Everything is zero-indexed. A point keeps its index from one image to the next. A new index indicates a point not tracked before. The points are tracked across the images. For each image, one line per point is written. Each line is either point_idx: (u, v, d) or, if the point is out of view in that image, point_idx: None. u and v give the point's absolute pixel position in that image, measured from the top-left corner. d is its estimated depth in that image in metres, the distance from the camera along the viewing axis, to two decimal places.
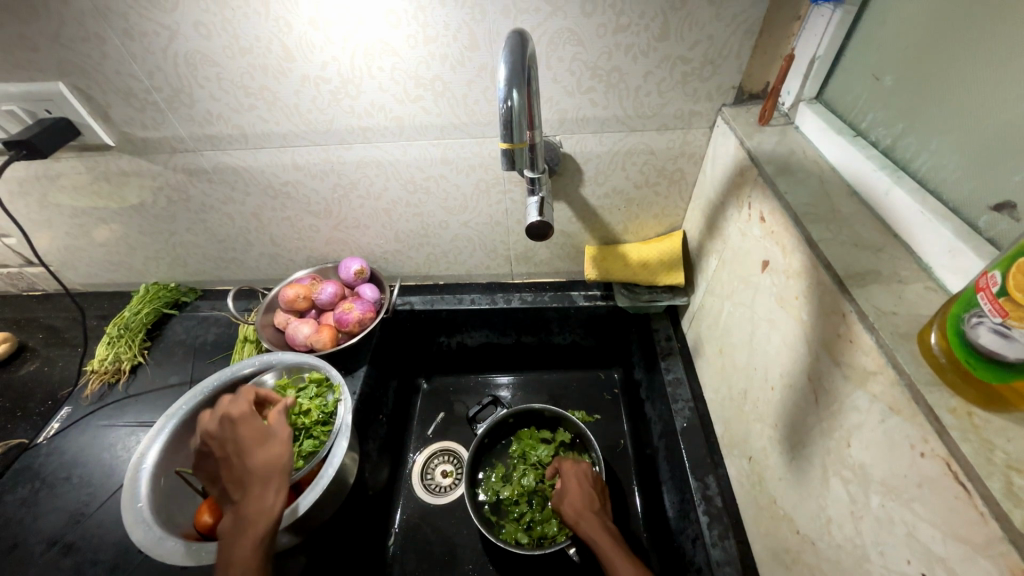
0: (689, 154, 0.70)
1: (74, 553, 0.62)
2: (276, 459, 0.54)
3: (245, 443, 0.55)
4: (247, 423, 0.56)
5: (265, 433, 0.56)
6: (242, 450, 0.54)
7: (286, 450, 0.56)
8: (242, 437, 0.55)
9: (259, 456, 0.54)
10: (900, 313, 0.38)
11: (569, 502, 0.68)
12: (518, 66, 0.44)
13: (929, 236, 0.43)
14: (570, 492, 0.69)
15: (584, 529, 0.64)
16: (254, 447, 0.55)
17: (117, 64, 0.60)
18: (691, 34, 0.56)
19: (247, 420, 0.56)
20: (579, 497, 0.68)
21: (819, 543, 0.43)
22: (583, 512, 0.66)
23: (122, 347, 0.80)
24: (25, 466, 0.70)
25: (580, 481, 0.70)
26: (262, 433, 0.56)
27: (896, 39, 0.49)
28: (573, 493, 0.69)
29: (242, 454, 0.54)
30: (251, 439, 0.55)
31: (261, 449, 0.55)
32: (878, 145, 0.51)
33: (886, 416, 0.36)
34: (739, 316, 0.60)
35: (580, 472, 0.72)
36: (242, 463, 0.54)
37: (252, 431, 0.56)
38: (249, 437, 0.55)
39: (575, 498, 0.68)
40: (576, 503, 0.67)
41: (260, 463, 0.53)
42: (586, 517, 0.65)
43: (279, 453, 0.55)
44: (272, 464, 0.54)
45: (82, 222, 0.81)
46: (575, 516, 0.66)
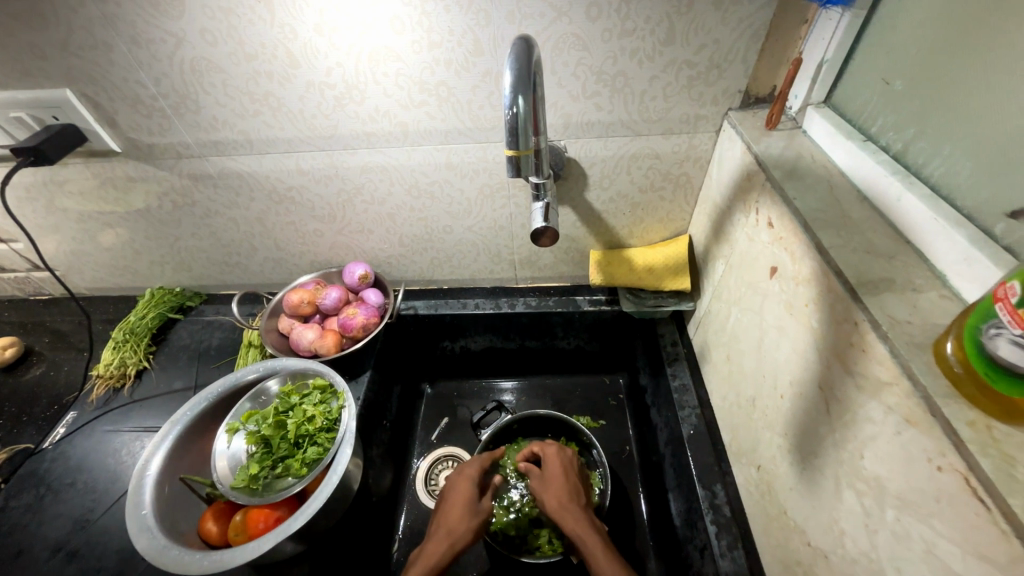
0: (695, 158, 0.69)
1: (79, 560, 0.61)
2: (458, 527, 0.61)
3: (457, 497, 0.66)
4: (467, 486, 0.67)
5: (476, 502, 0.65)
6: (448, 506, 0.65)
7: (472, 525, 0.62)
8: (460, 490, 0.66)
9: (457, 514, 0.63)
10: (915, 322, 0.37)
11: (554, 498, 0.65)
12: (523, 72, 0.43)
13: (944, 244, 0.42)
14: (552, 481, 0.67)
15: (570, 524, 0.61)
16: (463, 504, 0.64)
17: (123, 71, 0.60)
18: (698, 39, 0.56)
19: (468, 485, 0.67)
20: (559, 490, 0.66)
21: (832, 556, 0.42)
22: (564, 506, 0.64)
23: (128, 352, 0.80)
24: (30, 471, 0.70)
25: (560, 471, 0.68)
26: (472, 502, 0.65)
27: (907, 42, 0.49)
28: (553, 485, 0.67)
29: (455, 505, 0.64)
30: (465, 496, 0.66)
31: (467, 509, 0.64)
32: (889, 150, 0.51)
33: (902, 428, 0.35)
34: (746, 322, 0.59)
35: (563, 468, 0.69)
36: (439, 521, 0.63)
37: (465, 496, 0.65)
38: (462, 495, 0.66)
39: (560, 492, 0.66)
40: (559, 496, 0.65)
41: (469, 505, 0.64)
42: (569, 512, 0.63)
43: (469, 521, 0.62)
44: (469, 527, 0.61)
45: (88, 227, 0.81)
46: (564, 509, 0.63)
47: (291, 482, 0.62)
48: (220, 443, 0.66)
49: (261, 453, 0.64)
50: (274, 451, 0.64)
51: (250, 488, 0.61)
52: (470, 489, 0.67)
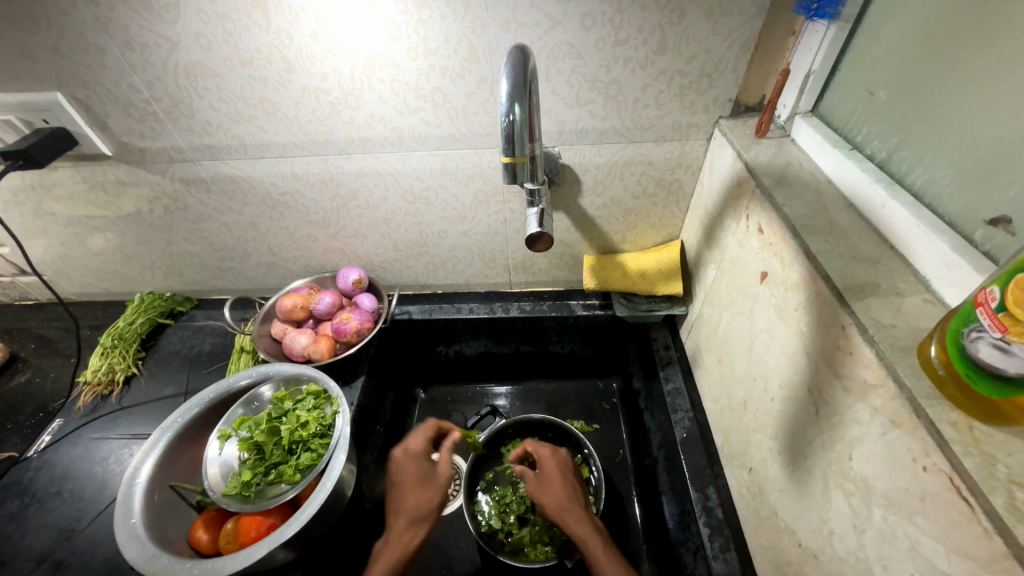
0: (686, 165, 0.70)
1: (64, 570, 0.60)
2: (422, 507, 0.60)
3: (408, 478, 0.63)
4: (419, 464, 0.64)
5: (431, 476, 0.63)
6: (404, 490, 0.62)
7: (434, 499, 0.61)
8: (409, 472, 0.63)
9: (416, 494, 0.61)
10: (900, 326, 0.38)
11: (557, 501, 0.64)
12: (519, 81, 0.44)
13: (927, 249, 0.43)
14: (552, 484, 0.67)
15: (570, 525, 0.61)
16: (416, 483, 0.62)
17: (116, 75, 0.60)
18: (689, 49, 0.57)
19: (414, 463, 0.64)
20: (558, 490, 0.66)
21: (821, 556, 0.43)
22: (564, 507, 0.63)
23: (116, 358, 0.79)
24: (14, 480, 0.68)
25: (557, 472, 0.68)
26: (428, 476, 0.63)
27: (890, 54, 0.50)
28: (552, 486, 0.66)
29: (409, 485, 0.62)
30: (416, 475, 0.63)
31: (426, 488, 0.62)
32: (873, 158, 0.52)
33: (888, 429, 0.36)
34: (738, 326, 0.60)
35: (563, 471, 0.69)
36: (398, 503, 0.61)
37: (416, 475, 0.63)
38: (412, 476, 0.63)
39: (560, 493, 0.65)
40: (560, 497, 0.65)
41: (426, 482, 0.63)
42: (571, 513, 0.63)
43: (431, 497, 0.61)
44: (432, 502, 0.61)
45: (77, 231, 0.80)
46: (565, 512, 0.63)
47: (284, 489, 0.62)
48: (211, 450, 0.65)
49: (253, 460, 0.63)
50: (266, 457, 0.63)
51: (243, 495, 0.61)
52: (422, 467, 0.64)
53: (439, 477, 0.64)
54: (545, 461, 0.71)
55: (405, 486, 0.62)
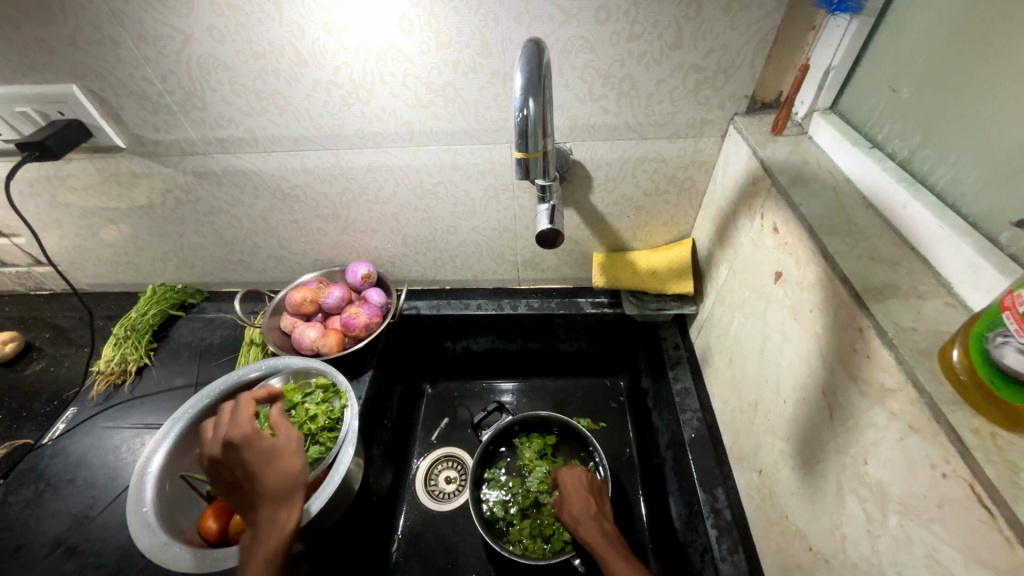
0: (700, 162, 0.69)
1: (77, 556, 0.61)
2: (291, 479, 0.53)
3: (253, 464, 0.53)
4: (262, 442, 0.54)
5: (275, 449, 0.54)
6: (254, 474, 0.52)
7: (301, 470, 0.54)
8: (249, 459, 0.53)
9: (273, 475, 0.53)
10: (920, 329, 0.38)
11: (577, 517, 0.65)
12: (534, 76, 0.43)
13: (949, 251, 0.42)
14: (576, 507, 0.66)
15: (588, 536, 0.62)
16: (263, 467, 0.53)
17: (131, 67, 0.60)
18: (705, 43, 0.56)
19: (248, 451, 0.53)
20: (573, 506, 0.67)
21: (833, 561, 0.43)
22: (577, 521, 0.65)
23: (129, 349, 0.80)
24: (29, 467, 0.69)
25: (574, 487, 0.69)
26: (271, 451, 0.54)
27: (914, 50, 0.49)
28: (568, 502, 0.67)
29: (261, 474, 0.52)
30: (260, 457, 0.53)
31: (279, 466, 0.53)
32: (895, 157, 0.51)
33: (906, 434, 0.35)
34: (750, 326, 0.59)
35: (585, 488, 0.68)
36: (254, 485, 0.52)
37: (262, 453, 0.53)
38: (258, 459, 0.53)
39: (576, 506, 0.66)
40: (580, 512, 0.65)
41: (281, 460, 0.54)
42: (587, 524, 0.63)
43: (292, 469, 0.54)
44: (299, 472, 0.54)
45: (91, 223, 0.81)
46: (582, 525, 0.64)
47: None
48: None
49: None
50: None
51: None
52: (266, 450, 0.54)
53: (292, 432, 0.57)
54: (570, 484, 0.69)
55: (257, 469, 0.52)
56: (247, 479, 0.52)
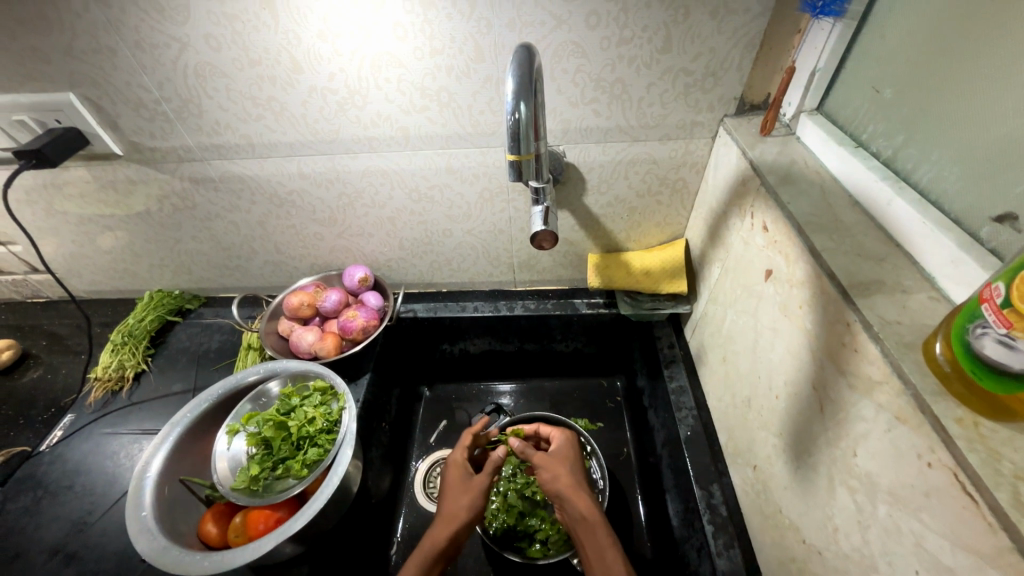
0: (691, 163, 0.70)
1: (77, 563, 0.61)
2: (470, 510, 0.62)
3: (463, 489, 0.65)
4: (479, 479, 0.65)
5: (469, 482, 0.66)
6: (460, 495, 0.64)
7: (467, 510, 0.62)
8: (464, 485, 0.65)
9: (454, 500, 0.63)
10: (905, 323, 0.38)
11: (567, 484, 0.64)
12: (525, 78, 0.44)
13: (933, 247, 0.43)
14: (566, 468, 0.67)
15: (580, 504, 0.62)
16: (455, 490, 0.64)
17: (127, 75, 0.61)
18: (693, 47, 0.57)
19: (458, 471, 0.67)
20: (571, 470, 0.67)
21: (826, 553, 0.43)
22: (575, 485, 0.65)
23: (126, 355, 0.80)
24: (27, 474, 0.69)
25: (569, 449, 0.70)
26: (466, 483, 0.65)
27: (897, 50, 0.50)
28: (564, 465, 0.68)
29: (450, 493, 0.65)
30: (457, 483, 0.66)
31: (460, 494, 0.64)
32: (879, 156, 0.52)
33: (893, 425, 0.36)
34: (742, 324, 0.60)
35: (573, 461, 0.69)
36: (451, 499, 0.63)
37: (472, 486, 0.65)
38: (469, 488, 0.64)
39: (566, 475, 0.66)
40: (571, 480, 0.65)
41: (465, 491, 0.64)
42: (579, 494, 0.63)
43: (474, 504, 0.63)
44: (468, 507, 0.62)
45: (87, 229, 0.81)
46: (572, 489, 0.64)
47: (291, 483, 0.62)
48: (219, 444, 0.66)
49: (261, 454, 0.64)
50: (274, 452, 0.64)
51: (251, 489, 0.61)
52: (465, 478, 0.66)
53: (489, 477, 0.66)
54: (564, 455, 0.70)
55: (460, 491, 0.64)
56: (451, 493, 0.64)
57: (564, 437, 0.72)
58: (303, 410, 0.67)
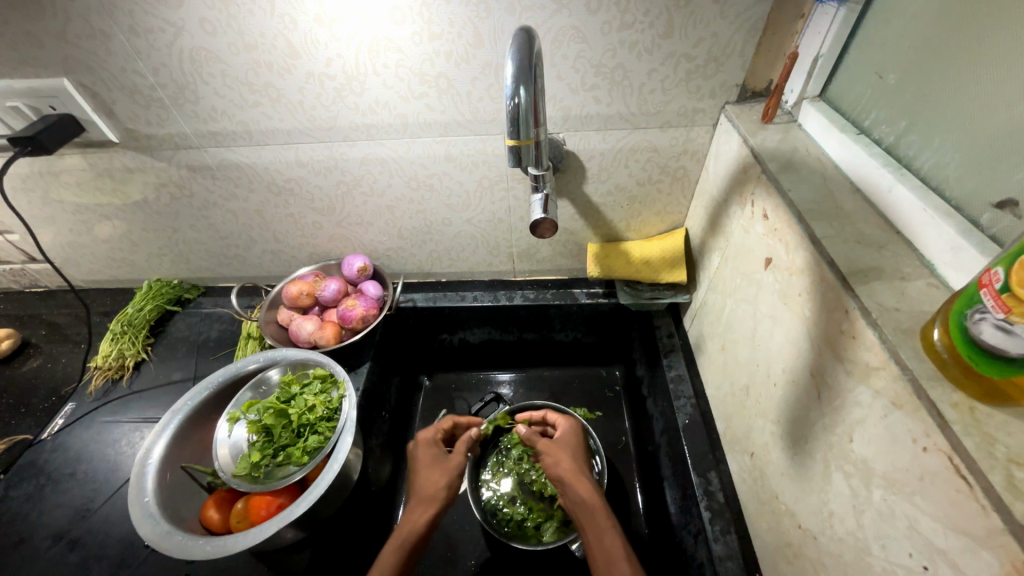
0: (692, 152, 0.70)
1: (81, 548, 0.62)
2: (447, 491, 0.63)
3: (437, 470, 0.65)
4: (454, 460, 0.67)
5: (444, 461, 0.67)
6: (436, 475, 0.65)
7: (445, 489, 0.63)
8: (436, 466, 0.66)
9: (431, 479, 0.64)
10: (903, 310, 0.39)
11: (568, 469, 0.65)
12: (526, 63, 0.44)
13: (932, 233, 0.43)
14: (569, 454, 0.68)
15: (580, 489, 0.63)
16: (432, 470, 0.65)
17: (122, 60, 0.60)
18: (696, 32, 0.57)
19: (430, 450, 0.68)
20: (573, 457, 0.68)
21: (820, 537, 0.44)
22: (576, 470, 0.66)
23: (126, 344, 0.80)
24: (30, 462, 0.70)
25: (573, 436, 0.71)
26: (441, 462, 0.67)
27: (901, 35, 0.49)
28: (567, 451, 0.69)
29: (425, 472, 0.65)
30: (432, 464, 0.66)
31: (436, 473, 0.65)
32: (881, 142, 0.52)
33: (889, 411, 0.36)
34: (741, 313, 0.60)
35: (575, 447, 0.70)
36: (428, 481, 0.64)
37: (447, 467, 0.66)
38: (443, 470, 0.66)
39: (568, 461, 0.67)
40: (573, 466, 0.66)
41: (441, 472, 0.65)
42: (580, 479, 0.64)
43: (450, 484, 0.64)
44: (447, 487, 0.64)
45: (85, 218, 0.81)
46: (572, 474, 0.65)
47: (291, 470, 0.63)
48: (221, 432, 0.66)
49: (262, 442, 0.64)
50: (275, 439, 0.64)
51: (251, 475, 0.62)
52: (440, 458, 0.68)
53: (462, 458, 0.68)
54: (567, 441, 0.71)
55: (436, 471, 0.65)
56: (424, 476, 0.65)
57: (568, 425, 0.74)
58: (307, 398, 0.67)
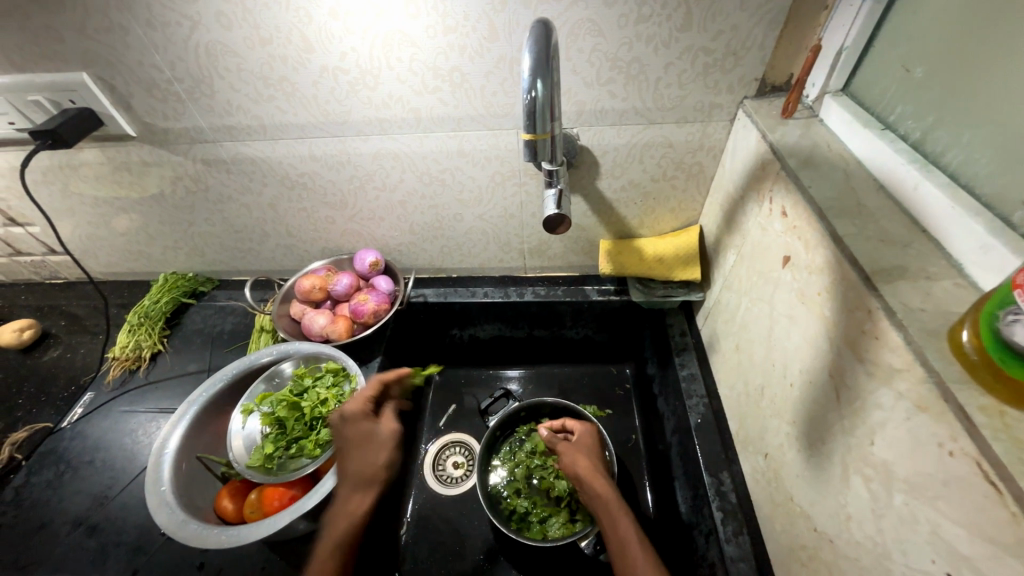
0: (708, 147, 0.69)
1: (99, 534, 0.63)
2: (382, 470, 0.59)
3: (367, 448, 0.60)
4: (385, 435, 0.62)
5: (375, 436, 0.61)
6: (368, 454, 0.59)
7: (386, 467, 0.59)
8: (364, 442, 0.60)
9: (372, 458, 0.59)
10: (929, 310, 0.37)
11: (586, 468, 0.65)
12: (543, 57, 0.43)
13: (960, 232, 0.42)
14: (587, 454, 0.68)
15: (598, 488, 0.63)
16: (365, 449, 0.59)
17: (140, 54, 0.60)
18: (715, 25, 0.55)
19: (359, 425, 0.61)
20: (591, 458, 0.68)
21: (837, 540, 0.43)
22: (594, 470, 0.65)
23: (142, 336, 0.82)
24: (50, 449, 0.72)
25: (590, 437, 0.71)
26: (372, 438, 0.61)
27: (930, 27, 0.48)
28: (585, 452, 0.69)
29: (358, 453, 0.59)
30: (363, 441, 0.60)
31: (371, 452, 0.60)
32: (907, 138, 0.50)
33: (913, 414, 0.35)
34: (756, 312, 0.59)
35: (592, 448, 0.70)
36: (359, 463, 0.58)
37: (375, 443, 0.60)
38: (372, 446, 0.60)
39: (586, 460, 0.67)
40: (591, 466, 0.66)
41: (374, 451, 0.60)
42: (598, 479, 0.64)
43: (384, 461, 0.60)
44: (384, 467, 0.59)
45: (103, 211, 0.82)
46: (590, 473, 0.65)
47: (304, 462, 0.64)
48: (235, 423, 0.67)
49: (275, 434, 0.65)
50: (288, 432, 0.65)
51: (265, 467, 0.63)
52: (377, 432, 0.62)
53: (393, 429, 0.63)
54: (584, 442, 0.71)
55: (366, 449, 0.60)
56: (351, 457, 0.59)
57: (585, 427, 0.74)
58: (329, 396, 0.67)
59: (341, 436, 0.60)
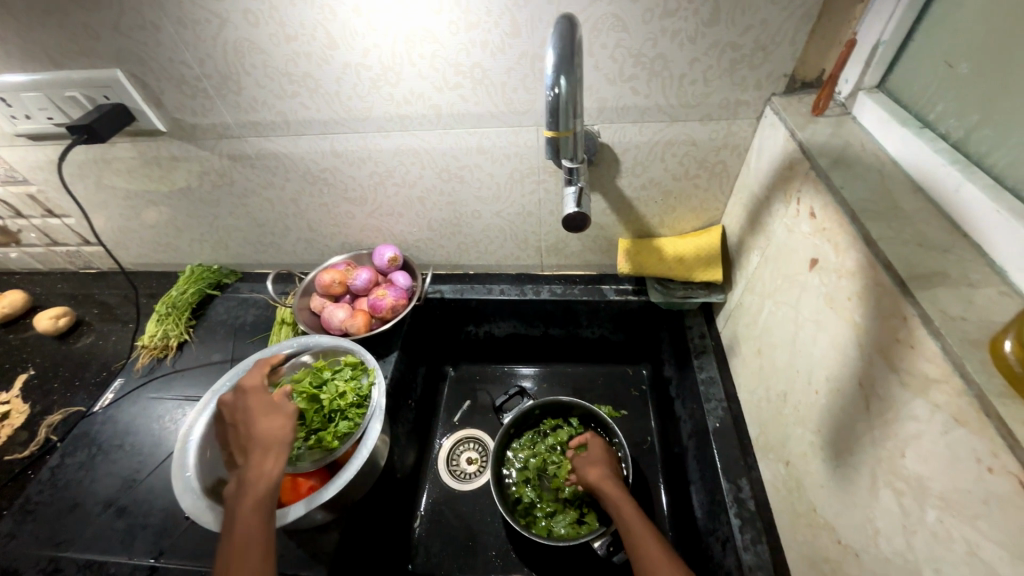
0: (733, 146, 0.67)
1: (127, 516, 0.66)
2: (286, 431, 0.55)
3: (264, 415, 0.56)
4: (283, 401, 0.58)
5: (274, 403, 0.58)
6: (267, 420, 0.55)
7: (292, 428, 0.55)
8: (261, 411, 0.57)
9: (275, 421, 0.55)
10: (971, 319, 0.36)
11: (596, 476, 0.67)
12: (567, 52, 0.42)
13: (1006, 237, 0.39)
14: (597, 462, 0.70)
15: (608, 492, 0.64)
16: (263, 416, 0.56)
17: (170, 51, 0.62)
18: (745, 19, 0.54)
19: (260, 398, 0.59)
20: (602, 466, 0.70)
21: (863, 554, 0.42)
22: (606, 478, 0.67)
23: (170, 326, 0.84)
24: (83, 432, 0.75)
25: (601, 446, 0.73)
26: (272, 406, 0.57)
27: (976, 19, 0.45)
28: (595, 460, 0.70)
29: (258, 421, 0.55)
30: (261, 411, 0.57)
31: (273, 416, 0.56)
32: (948, 137, 0.48)
33: (950, 427, 0.34)
34: (781, 316, 0.58)
35: (602, 455, 0.72)
36: (258, 429, 0.55)
37: (274, 408, 0.57)
38: (272, 412, 0.57)
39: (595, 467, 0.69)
40: (601, 472, 0.68)
41: (273, 416, 0.56)
42: (608, 484, 0.66)
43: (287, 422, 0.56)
44: (286, 428, 0.55)
45: (134, 204, 0.85)
46: (600, 480, 0.66)
47: (321, 454, 0.64)
48: None
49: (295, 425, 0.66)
50: (307, 423, 0.66)
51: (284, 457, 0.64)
52: (279, 400, 0.58)
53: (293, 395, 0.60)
54: (593, 449, 0.73)
55: (264, 415, 0.56)
56: (250, 427, 0.55)
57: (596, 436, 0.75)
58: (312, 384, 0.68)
59: (244, 410, 0.58)
